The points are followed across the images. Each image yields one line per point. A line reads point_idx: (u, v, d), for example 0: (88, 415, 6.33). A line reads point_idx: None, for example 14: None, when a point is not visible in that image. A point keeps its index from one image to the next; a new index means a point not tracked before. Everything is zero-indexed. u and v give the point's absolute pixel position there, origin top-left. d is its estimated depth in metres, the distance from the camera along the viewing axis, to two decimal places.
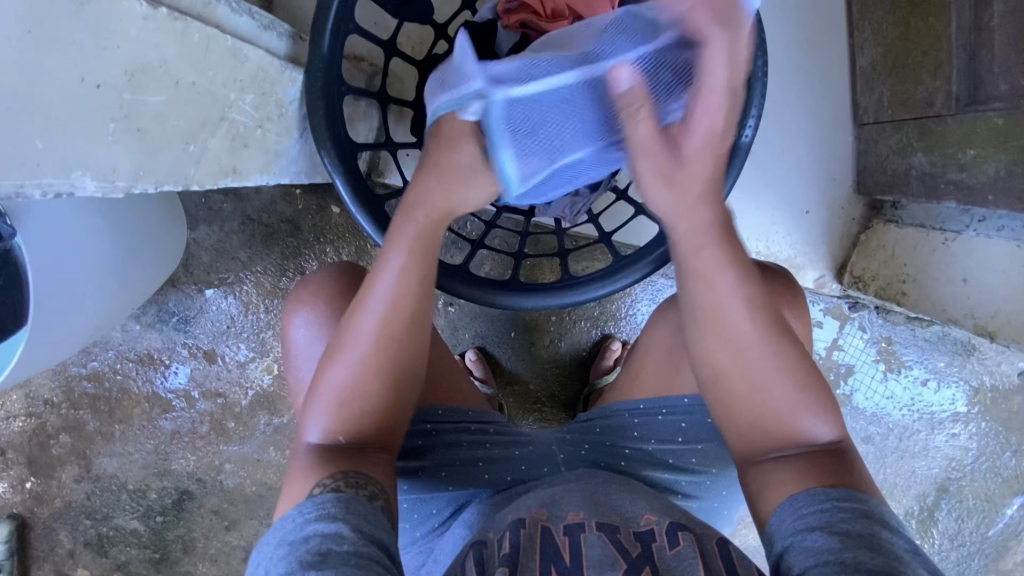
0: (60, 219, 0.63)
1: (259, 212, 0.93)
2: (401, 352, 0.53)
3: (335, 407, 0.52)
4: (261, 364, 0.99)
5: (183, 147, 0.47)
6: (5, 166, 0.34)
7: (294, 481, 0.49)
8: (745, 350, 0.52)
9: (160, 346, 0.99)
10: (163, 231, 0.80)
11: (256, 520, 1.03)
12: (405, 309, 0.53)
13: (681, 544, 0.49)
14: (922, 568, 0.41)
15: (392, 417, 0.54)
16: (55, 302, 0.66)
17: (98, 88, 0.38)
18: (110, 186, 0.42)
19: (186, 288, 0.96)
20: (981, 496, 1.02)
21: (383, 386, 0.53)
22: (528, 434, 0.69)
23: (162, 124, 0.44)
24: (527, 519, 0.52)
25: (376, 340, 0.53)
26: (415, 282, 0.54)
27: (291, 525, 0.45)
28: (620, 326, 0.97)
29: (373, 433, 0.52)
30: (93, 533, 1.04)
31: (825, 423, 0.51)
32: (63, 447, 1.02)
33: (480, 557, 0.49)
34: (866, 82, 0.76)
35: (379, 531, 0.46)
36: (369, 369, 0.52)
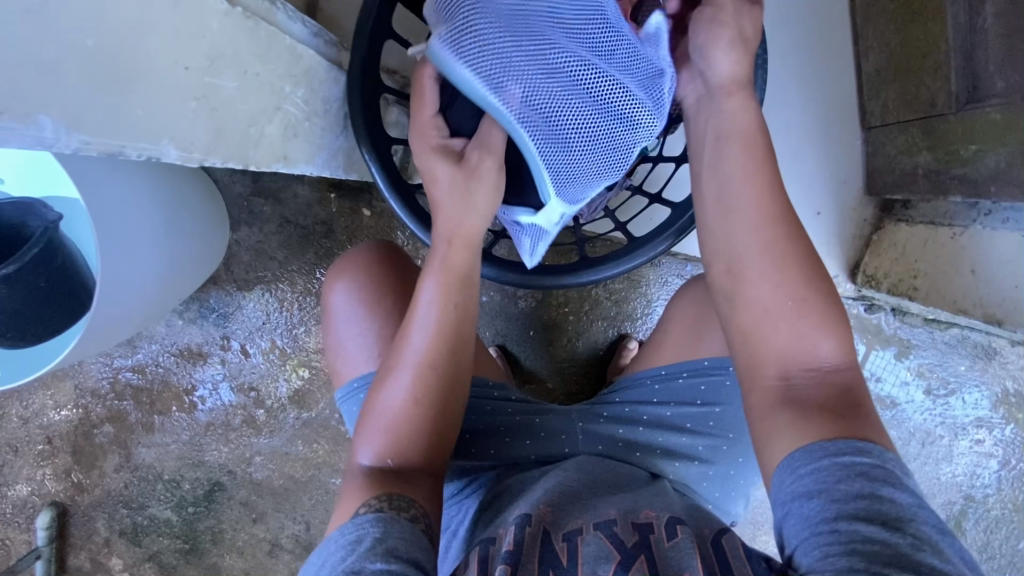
0: (120, 207, 0.70)
1: (296, 215, 0.99)
2: (445, 379, 0.58)
3: (387, 426, 0.57)
4: (292, 360, 1.04)
5: (245, 128, 0.53)
6: (116, 126, 0.40)
7: (348, 498, 0.54)
8: (779, 297, 0.52)
9: (200, 340, 1.04)
10: (202, 227, 0.86)
11: (282, 512, 1.09)
12: (444, 336, 0.58)
13: (679, 536, 0.51)
14: (927, 525, 0.44)
15: (437, 446, 0.57)
16: (115, 293, 0.72)
17: (187, 70, 0.44)
18: (189, 155, 0.48)
19: (225, 286, 1.02)
20: (1009, 506, 1.00)
21: (430, 404, 0.57)
22: (547, 406, 0.72)
23: (231, 106, 0.50)
24: (533, 516, 0.54)
25: (423, 362, 0.57)
26: (452, 313, 0.59)
27: (336, 545, 0.49)
28: (636, 325, 1.00)
29: (420, 450, 0.56)
30: (128, 522, 1.10)
31: (833, 349, 0.52)
32: (106, 436, 1.08)
33: (485, 556, 0.52)
34: (872, 87, 0.79)
35: (414, 550, 0.48)
36: (417, 401, 0.57)
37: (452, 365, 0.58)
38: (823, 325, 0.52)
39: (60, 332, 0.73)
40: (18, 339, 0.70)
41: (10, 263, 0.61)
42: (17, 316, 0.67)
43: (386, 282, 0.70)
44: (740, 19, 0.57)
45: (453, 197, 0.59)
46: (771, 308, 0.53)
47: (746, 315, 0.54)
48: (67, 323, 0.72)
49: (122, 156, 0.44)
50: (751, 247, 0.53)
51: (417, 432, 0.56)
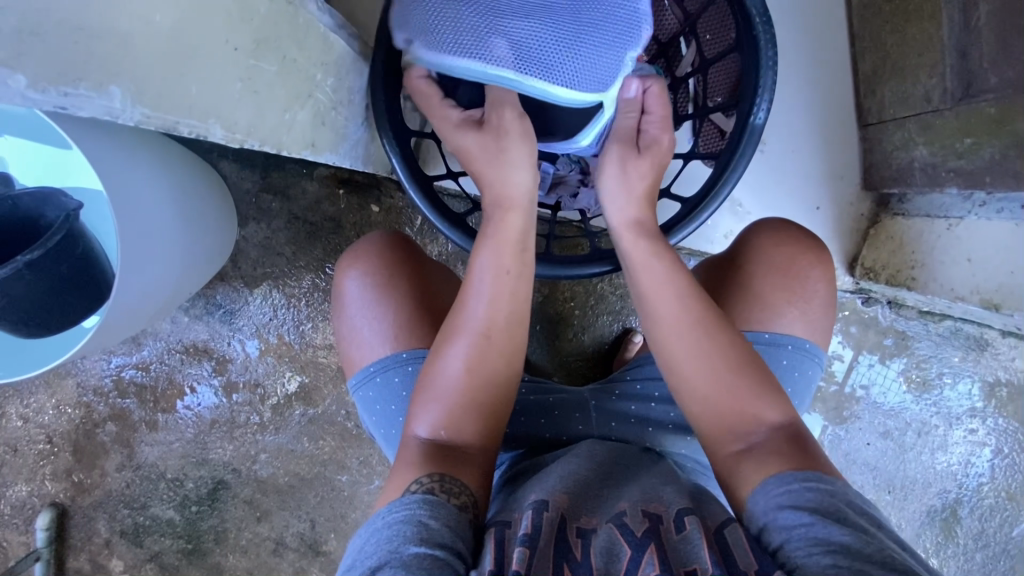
0: (139, 196, 0.70)
1: (304, 211, 1.00)
2: (501, 348, 0.59)
3: (447, 395, 0.57)
4: (299, 356, 1.05)
5: (281, 113, 0.57)
6: (170, 102, 0.44)
7: (403, 465, 0.55)
8: (708, 363, 0.57)
9: (206, 337, 1.04)
10: (214, 219, 0.87)
11: (287, 510, 1.08)
12: (503, 308, 0.60)
13: (688, 528, 0.51)
14: (887, 538, 0.47)
15: (492, 418, 0.58)
16: (136, 283, 0.72)
17: (236, 51, 0.48)
18: (233, 136, 0.51)
19: (232, 282, 1.02)
20: (1002, 494, 1.03)
21: (487, 374, 0.58)
22: (562, 388, 0.74)
23: (271, 89, 0.54)
24: (549, 502, 0.53)
25: (481, 330, 0.59)
26: (510, 280, 0.60)
27: (383, 524, 0.50)
28: (640, 320, 1.02)
29: (476, 420, 0.57)
30: (130, 522, 1.09)
31: (777, 407, 0.56)
32: (108, 435, 1.07)
33: (501, 537, 0.50)
34: (869, 85, 0.82)
35: (457, 538, 0.49)
36: (476, 371, 0.58)
37: (511, 337, 0.60)
38: (761, 394, 0.56)
39: (80, 319, 0.73)
40: (40, 328, 0.71)
41: (34, 249, 0.62)
42: (37, 304, 0.68)
43: (400, 271, 0.71)
44: (750, 14, 0.60)
45: (493, 162, 0.61)
46: (711, 371, 0.57)
47: (691, 384, 0.57)
48: (84, 313, 0.73)
49: (175, 131, 0.47)
50: (679, 313, 0.59)
51: (472, 403, 0.58)
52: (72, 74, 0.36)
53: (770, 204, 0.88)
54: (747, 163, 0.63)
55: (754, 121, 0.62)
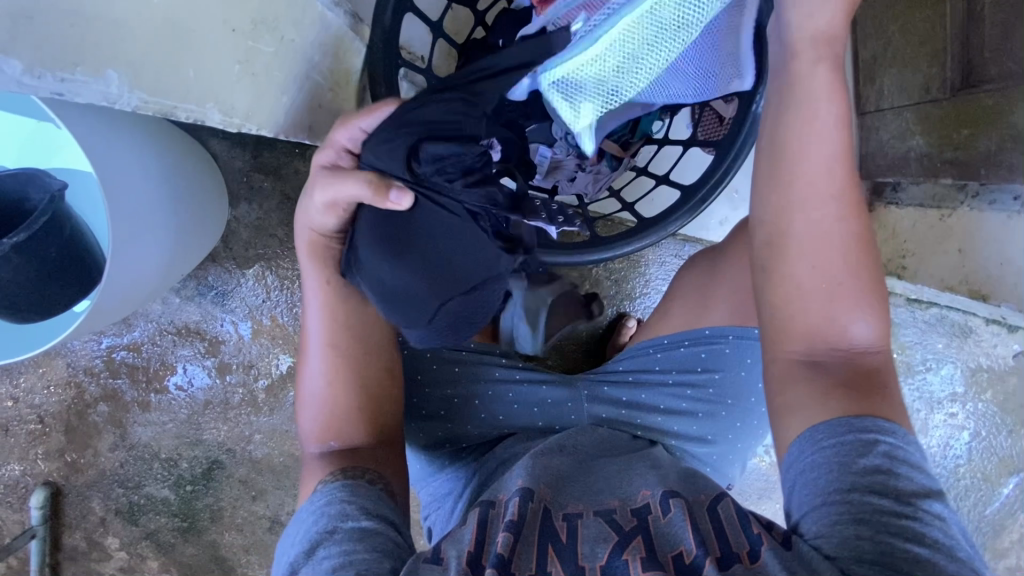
0: (125, 174, 0.68)
1: (297, 191, 0.98)
2: (353, 348, 0.63)
3: (319, 405, 0.62)
4: (292, 338, 1.04)
5: (279, 97, 0.60)
6: (165, 79, 0.48)
7: (307, 479, 0.59)
8: (829, 257, 0.50)
9: (198, 318, 1.03)
10: (204, 197, 0.85)
11: (283, 489, 1.09)
12: (336, 314, 0.63)
13: (671, 511, 0.52)
14: (941, 505, 0.47)
15: (372, 418, 0.63)
16: (125, 264, 0.71)
17: (232, 32, 0.51)
18: (230, 119, 0.55)
19: (225, 263, 1.01)
20: (977, 475, 1.06)
21: (347, 378, 0.63)
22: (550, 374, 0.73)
23: (269, 73, 0.57)
24: (535, 492, 0.55)
25: (326, 340, 0.63)
26: (335, 287, 0.62)
27: (309, 514, 0.54)
28: (634, 304, 1.02)
29: (348, 425, 0.62)
30: (125, 501, 1.10)
31: (866, 321, 0.52)
32: (100, 415, 1.06)
33: (485, 518, 0.53)
34: (868, 72, 0.81)
35: (383, 508, 0.54)
36: (334, 379, 0.62)
37: (354, 334, 0.63)
38: (857, 305, 0.51)
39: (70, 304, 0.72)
40: (31, 313, 0.70)
41: (18, 233, 0.63)
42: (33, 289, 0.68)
43: None
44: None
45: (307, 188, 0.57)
46: (816, 258, 0.51)
47: (802, 278, 0.51)
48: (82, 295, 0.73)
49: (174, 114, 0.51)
50: (815, 176, 0.49)
51: (341, 407, 0.62)
52: (66, 60, 0.41)
53: None
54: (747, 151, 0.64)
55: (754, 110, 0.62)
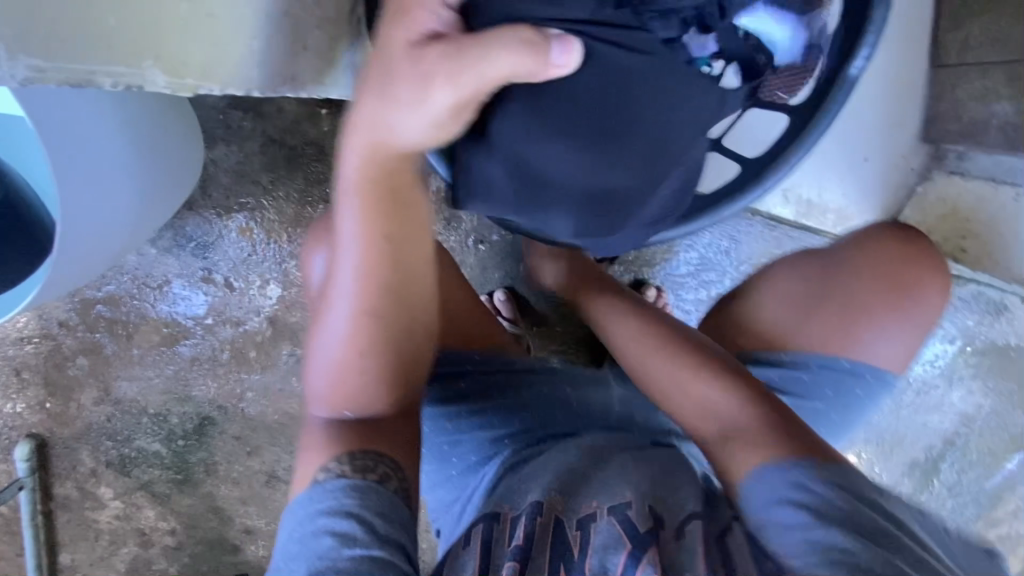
0: (71, 116, 0.57)
1: (282, 133, 0.87)
2: (389, 312, 0.57)
3: (338, 371, 0.57)
4: (283, 295, 0.96)
5: (248, 42, 0.52)
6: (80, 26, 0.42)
7: (310, 452, 0.56)
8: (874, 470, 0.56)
9: (178, 272, 0.95)
10: (177, 134, 0.73)
11: (279, 446, 1.06)
12: (373, 270, 0.55)
13: (688, 538, 0.51)
14: None
15: (400, 387, 0.58)
16: (82, 222, 0.61)
17: None
18: (178, 82, 0.49)
19: (204, 212, 0.91)
20: (985, 451, 1.05)
21: (377, 346, 0.57)
22: (576, 374, 0.72)
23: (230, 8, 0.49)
24: (543, 503, 0.53)
25: (357, 290, 0.56)
26: (375, 230, 0.54)
27: (306, 516, 0.52)
28: (654, 271, 0.92)
29: (371, 396, 0.57)
30: (115, 453, 1.06)
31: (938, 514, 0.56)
32: (80, 369, 1.00)
33: (488, 541, 0.53)
34: (953, 18, 0.77)
35: (396, 532, 0.51)
36: (360, 336, 0.56)
37: (394, 303, 0.56)
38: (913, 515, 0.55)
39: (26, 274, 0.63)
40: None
41: None
42: None
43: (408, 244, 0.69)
44: None
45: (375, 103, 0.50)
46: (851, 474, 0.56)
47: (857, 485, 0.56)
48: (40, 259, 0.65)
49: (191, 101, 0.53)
50: None
51: (363, 374, 0.57)
52: None
53: (827, 160, 0.84)
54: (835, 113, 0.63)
55: (850, 72, 0.62)
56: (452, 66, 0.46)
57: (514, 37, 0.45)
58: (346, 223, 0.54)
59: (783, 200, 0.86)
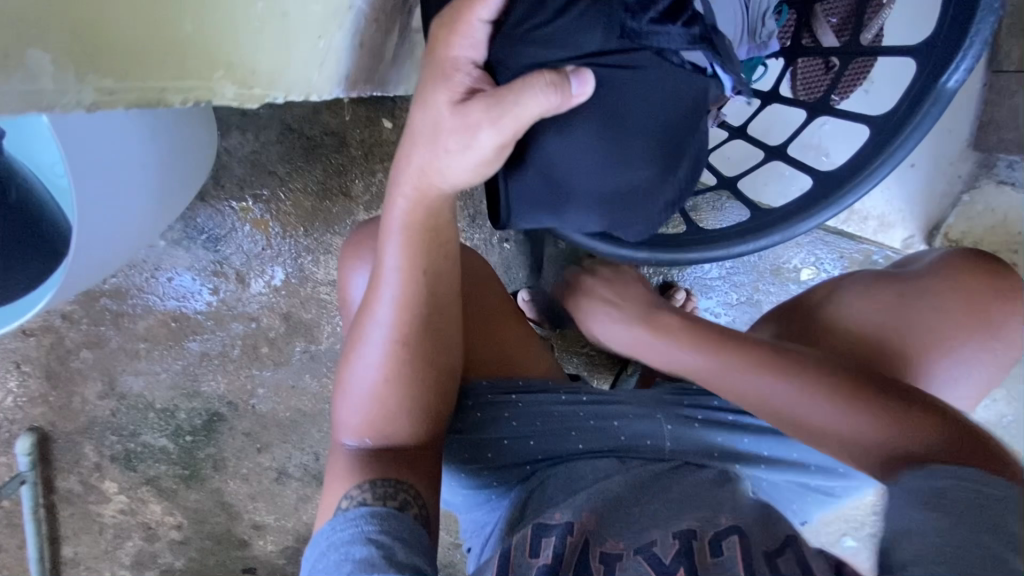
0: (100, 134, 0.54)
1: (301, 121, 0.83)
2: (427, 338, 0.54)
3: (368, 399, 0.53)
4: (297, 291, 0.93)
5: (317, 41, 0.54)
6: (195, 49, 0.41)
7: (334, 480, 0.52)
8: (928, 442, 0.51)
9: (188, 265, 0.90)
10: (190, 137, 0.69)
11: (290, 442, 1.04)
12: (412, 299, 0.54)
13: (726, 555, 0.45)
14: None
15: (433, 420, 0.55)
16: (97, 233, 0.58)
17: None
18: (251, 91, 0.49)
19: (216, 203, 0.86)
20: None
21: (411, 375, 0.54)
22: (619, 395, 0.61)
23: (305, 11, 0.50)
24: (574, 525, 0.49)
25: (395, 317, 0.54)
26: (419, 259, 0.53)
27: (327, 542, 0.47)
28: (683, 275, 0.89)
29: (400, 427, 0.53)
30: (120, 448, 1.03)
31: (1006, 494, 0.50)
32: (85, 362, 0.97)
33: (507, 553, 0.51)
34: (1012, 22, 0.74)
35: (416, 554, 0.46)
36: (393, 365, 0.53)
37: (431, 331, 0.54)
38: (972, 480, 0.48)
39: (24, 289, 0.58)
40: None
41: None
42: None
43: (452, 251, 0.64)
44: None
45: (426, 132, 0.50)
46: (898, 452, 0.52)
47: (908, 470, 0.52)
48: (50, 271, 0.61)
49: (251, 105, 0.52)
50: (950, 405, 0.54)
51: (390, 402, 0.53)
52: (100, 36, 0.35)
53: None
54: (921, 135, 0.55)
55: (945, 85, 0.53)
56: (492, 105, 0.46)
57: (533, 82, 0.45)
58: (391, 252, 0.54)
59: None
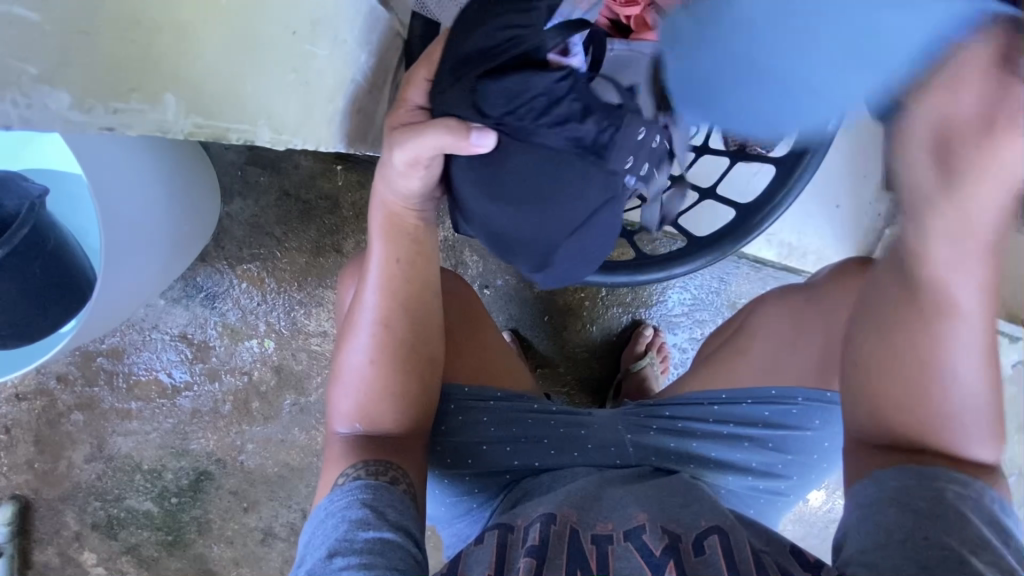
0: (121, 167, 0.61)
1: (297, 187, 0.92)
2: (408, 333, 0.58)
3: (358, 391, 0.57)
4: (289, 343, 0.97)
5: (328, 103, 0.59)
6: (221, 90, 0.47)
7: (330, 464, 0.55)
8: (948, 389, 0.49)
9: (185, 322, 0.96)
10: (199, 181, 0.75)
11: (277, 501, 1.02)
12: (395, 296, 0.58)
13: (708, 551, 0.47)
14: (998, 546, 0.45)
15: (420, 411, 0.58)
16: (119, 255, 0.64)
17: (293, 33, 0.51)
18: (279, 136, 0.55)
19: (215, 263, 0.94)
20: None
21: (396, 368, 0.57)
22: (588, 413, 0.65)
23: (321, 75, 0.57)
24: (558, 515, 0.50)
25: (380, 314, 0.58)
26: (398, 261, 0.58)
27: (324, 511, 0.51)
28: (650, 311, 0.98)
29: (387, 415, 0.56)
30: (102, 514, 1.01)
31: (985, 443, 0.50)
32: (75, 424, 0.98)
33: (504, 542, 0.49)
34: None
35: (406, 521, 0.50)
36: (380, 358, 0.57)
37: (412, 325, 0.58)
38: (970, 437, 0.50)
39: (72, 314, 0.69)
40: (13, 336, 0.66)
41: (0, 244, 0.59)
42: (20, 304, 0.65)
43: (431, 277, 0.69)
44: None
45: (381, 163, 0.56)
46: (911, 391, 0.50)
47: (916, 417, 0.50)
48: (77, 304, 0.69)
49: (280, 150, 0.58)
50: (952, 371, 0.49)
51: (382, 392, 0.57)
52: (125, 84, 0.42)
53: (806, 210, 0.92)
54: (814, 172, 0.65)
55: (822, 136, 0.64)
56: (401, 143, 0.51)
57: (435, 122, 0.49)
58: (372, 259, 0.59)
59: (766, 243, 0.93)
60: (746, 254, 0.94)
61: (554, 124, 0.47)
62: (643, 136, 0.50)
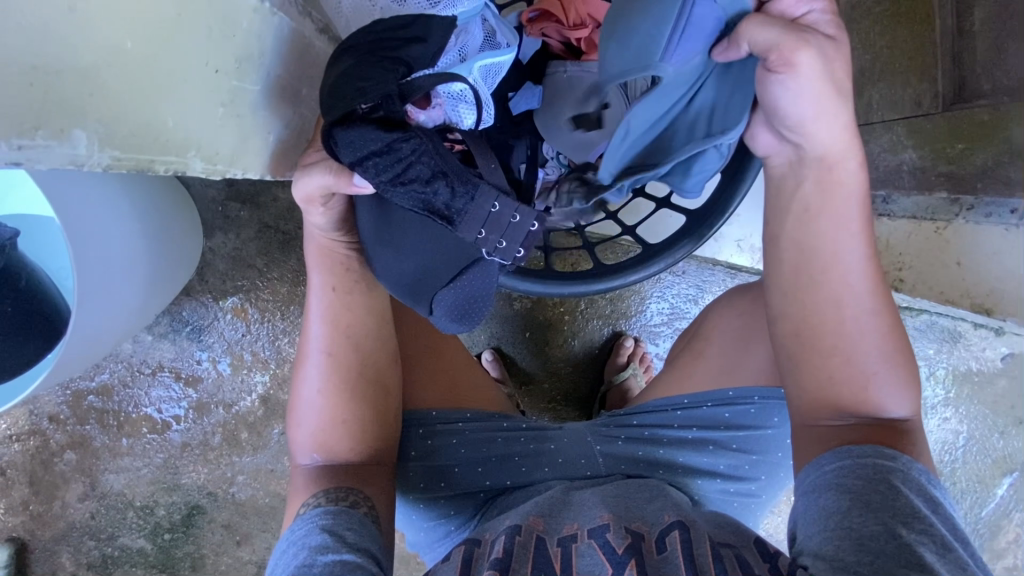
0: (97, 211, 0.64)
1: (276, 219, 0.94)
2: (355, 361, 0.59)
3: (310, 426, 0.58)
4: (275, 371, 0.98)
5: (263, 136, 0.59)
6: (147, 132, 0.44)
7: (294, 494, 0.56)
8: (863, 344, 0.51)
9: (173, 356, 0.97)
10: (173, 221, 0.79)
11: (269, 532, 1.02)
12: (338, 326, 0.59)
13: (669, 549, 0.47)
14: (943, 525, 0.44)
15: (374, 440, 0.58)
16: (94, 299, 0.66)
17: (217, 73, 0.49)
18: (212, 167, 0.53)
19: (200, 296, 0.96)
20: (974, 477, 0.99)
21: (344, 398, 0.58)
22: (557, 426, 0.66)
23: (254, 110, 0.56)
24: (523, 526, 0.51)
25: (325, 346, 0.59)
26: (340, 291, 0.59)
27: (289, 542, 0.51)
28: (630, 323, 0.99)
29: (339, 446, 0.57)
30: (97, 554, 1.01)
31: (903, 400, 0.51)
32: (67, 464, 0.99)
33: (470, 556, 0.50)
34: None
35: (368, 542, 0.51)
36: (329, 389, 0.58)
37: (358, 353, 0.59)
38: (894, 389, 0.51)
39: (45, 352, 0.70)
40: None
41: None
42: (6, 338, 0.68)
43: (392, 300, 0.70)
44: None
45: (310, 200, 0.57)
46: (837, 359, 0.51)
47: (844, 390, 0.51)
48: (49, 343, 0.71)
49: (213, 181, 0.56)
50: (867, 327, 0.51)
51: (334, 421, 0.58)
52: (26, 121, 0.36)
53: None
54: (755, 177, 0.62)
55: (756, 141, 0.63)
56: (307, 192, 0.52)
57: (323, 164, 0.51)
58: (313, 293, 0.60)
59: (737, 249, 0.94)
60: (718, 261, 0.95)
61: (403, 183, 0.48)
62: (495, 210, 0.50)
